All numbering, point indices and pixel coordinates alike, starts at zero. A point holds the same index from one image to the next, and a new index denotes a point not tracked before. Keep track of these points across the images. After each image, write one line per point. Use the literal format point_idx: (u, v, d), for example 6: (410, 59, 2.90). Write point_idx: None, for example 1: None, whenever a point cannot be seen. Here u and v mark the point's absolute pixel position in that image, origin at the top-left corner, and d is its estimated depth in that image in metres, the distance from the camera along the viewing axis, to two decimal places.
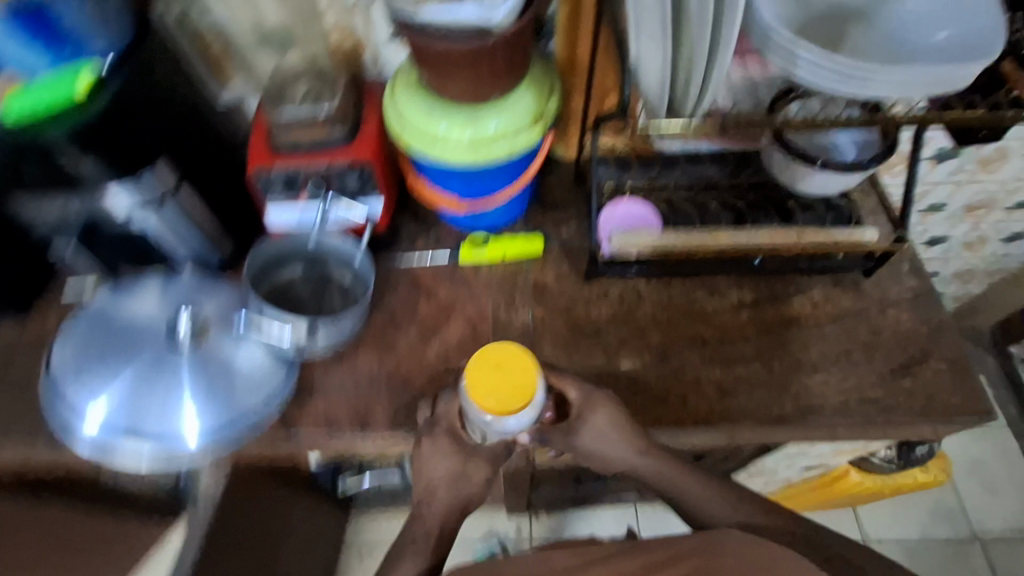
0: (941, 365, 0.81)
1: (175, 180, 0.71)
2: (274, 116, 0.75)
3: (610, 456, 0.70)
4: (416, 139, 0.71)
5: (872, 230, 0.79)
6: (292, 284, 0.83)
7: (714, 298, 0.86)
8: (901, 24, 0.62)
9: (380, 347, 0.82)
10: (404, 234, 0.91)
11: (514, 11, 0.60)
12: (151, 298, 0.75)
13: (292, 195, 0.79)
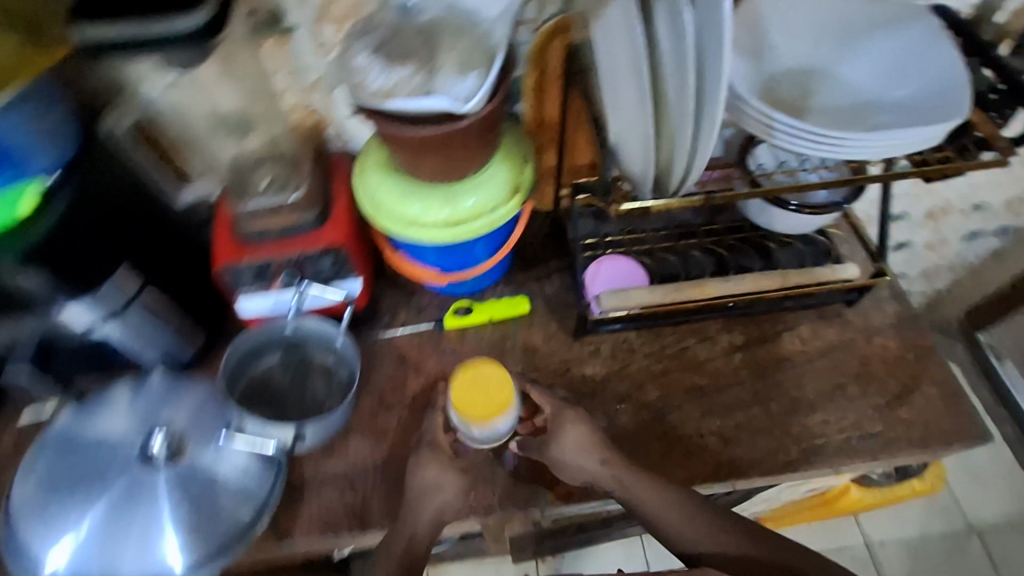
0: (932, 391, 0.82)
1: (137, 285, 0.66)
2: (237, 207, 0.71)
3: (586, 470, 0.71)
4: (391, 222, 0.69)
5: (852, 266, 0.80)
6: (271, 375, 0.79)
7: (705, 344, 0.85)
8: (864, 79, 0.63)
9: (371, 433, 0.78)
10: (383, 307, 0.87)
11: (485, 96, 0.57)
12: (118, 417, 0.70)
13: (263, 286, 0.76)
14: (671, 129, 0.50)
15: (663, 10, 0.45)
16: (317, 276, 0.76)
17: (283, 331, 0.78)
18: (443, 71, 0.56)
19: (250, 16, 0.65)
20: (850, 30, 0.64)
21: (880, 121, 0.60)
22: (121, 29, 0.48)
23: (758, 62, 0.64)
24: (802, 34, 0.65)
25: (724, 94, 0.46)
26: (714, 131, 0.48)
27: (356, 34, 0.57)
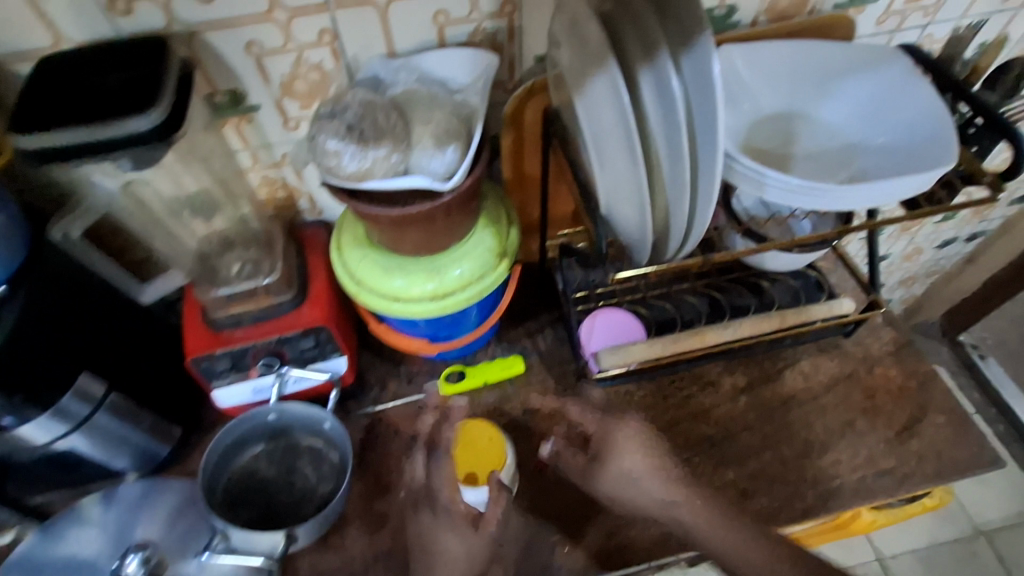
0: (939, 420, 0.80)
1: (101, 392, 0.60)
2: (207, 296, 0.68)
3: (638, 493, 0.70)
4: (375, 301, 0.66)
5: (846, 301, 0.79)
6: (256, 468, 0.72)
7: (708, 390, 0.83)
8: (845, 123, 0.64)
9: (368, 522, 0.71)
10: (370, 379, 0.82)
11: (466, 169, 0.55)
12: (89, 537, 0.65)
13: (239, 376, 0.70)
14: (664, 198, 0.47)
15: (648, 81, 0.43)
16: (298, 359, 0.71)
17: (267, 419, 0.72)
18: (417, 149, 0.55)
19: (211, 98, 0.62)
20: (827, 75, 0.64)
21: (865, 167, 0.60)
22: (69, 136, 0.45)
23: (738, 114, 0.64)
24: (779, 81, 0.65)
25: (720, 161, 0.44)
26: (711, 198, 0.45)
27: (323, 117, 0.53)
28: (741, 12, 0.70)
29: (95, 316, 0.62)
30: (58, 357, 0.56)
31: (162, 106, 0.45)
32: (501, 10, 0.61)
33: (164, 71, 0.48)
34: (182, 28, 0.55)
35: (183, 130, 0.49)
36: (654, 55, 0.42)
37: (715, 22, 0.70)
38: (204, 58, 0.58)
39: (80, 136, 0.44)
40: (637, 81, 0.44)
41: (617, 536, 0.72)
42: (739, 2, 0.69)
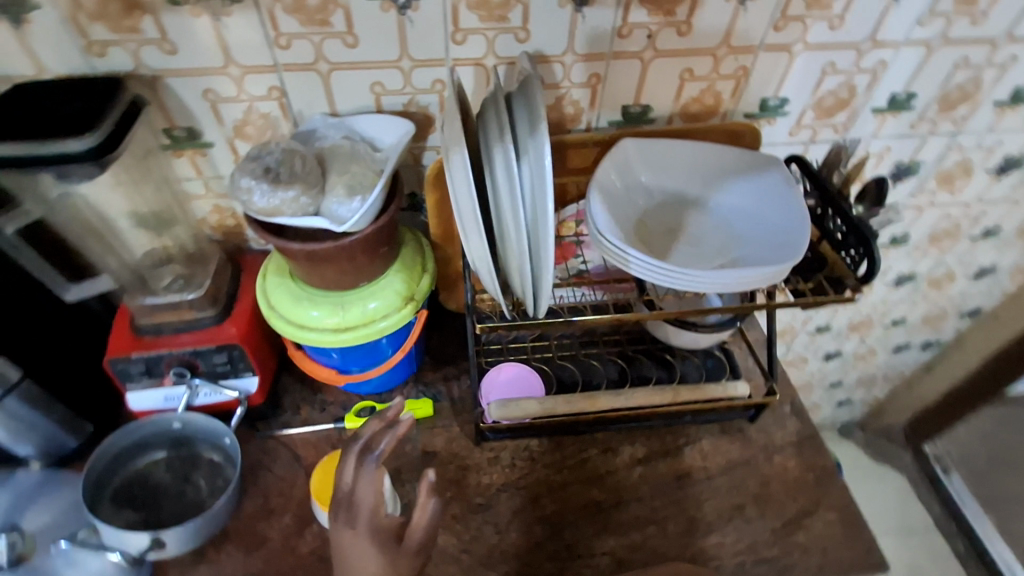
0: (831, 516, 0.81)
1: (16, 375, 0.65)
2: (137, 302, 0.73)
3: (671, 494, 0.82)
4: (286, 326, 0.71)
5: (742, 383, 0.83)
6: (152, 473, 0.75)
7: (607, 457, 0.85)
8: (728, 215, 0.70)
9: (247, 542, 0.73)
10: (287, 402, 0.86)
11: (368, 216, 0.62)
12: None
13: (153, 382, 0.75)
14: (515, 260, 0.54)
15: (498, 162, 0.51)
16: (210, 373, 0.76)
17: (171, 425, 0.76)
18: (329, 195, 0.62)
19: (168, 131, 0.70)
20: (716, 171, 0.72)
21: (738, 255, 0.66)
22: (7, 149, 0.52)
23: (634, 198, 0.70)
24: (674, 171, 0.72)
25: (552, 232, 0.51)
26: (548, 262, 0.52)
27: (249, 158, 0.61)
28: (655, 112, 0.78)
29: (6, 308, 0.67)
30: None
31: (98, 133, 0.54)
32: (430, 87, 0.70)
33: (110, 105, 0.56)
34: (147, 71, 0.64)
35: (117, 155, 0.57)
36: (503, 141, 0.50)
37: (631, 118, 0.78)
38: (166, 98, 0.67)
39: (21, 148, 0.52)
40: (492, 158, 0.51)
41: None
42: (652, 103, 0.77)
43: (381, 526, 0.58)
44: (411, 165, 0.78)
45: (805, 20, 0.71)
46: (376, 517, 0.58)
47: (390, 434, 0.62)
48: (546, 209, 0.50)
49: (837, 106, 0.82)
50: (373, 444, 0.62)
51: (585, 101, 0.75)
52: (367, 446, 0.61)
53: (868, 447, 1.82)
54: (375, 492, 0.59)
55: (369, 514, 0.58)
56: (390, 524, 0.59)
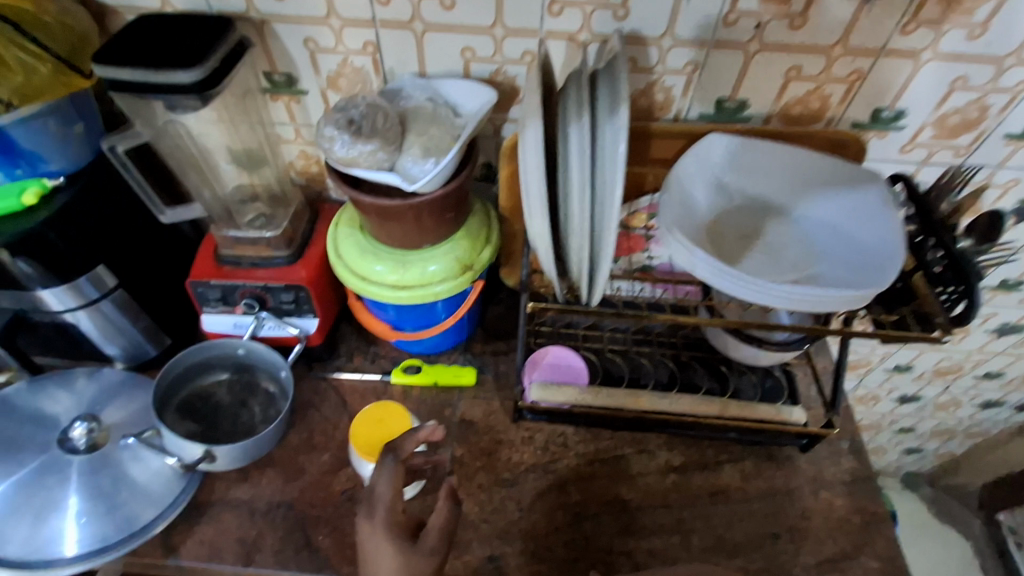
0: (872, 564, 0.76)
1: (112, 283, 0.72)
2: (220, 234, 0.78)
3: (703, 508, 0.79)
4: (349, 275, 0.74)
5: (799, 409, 0.78)
6: (214, 391, 0.81)
7: (641, 458, 0.83)
8: (812, 230, 0.65)
9: (287, 470, 0.78)
10: (343, 348, 0.91)
11: (439, 179, 0.63)
12: (63, 399, 0.75)
13: (226, 308, 0.81)
14: (576, 241, 0.53)
15: (572, 137, 0.49)
16: (277, 309, 0.81)
17: (236, 351, 0.81)
18: (405, 154, 0.63)
19: (268, 75, 0.74)
20: (807, 181, 0.66)
21: (818, 272, 0.60)
22: (128, 73, 0.57)
23: (710, 199, 0.67)
24: (760, 176, 0.67)
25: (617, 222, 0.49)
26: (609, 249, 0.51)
27: (335, 109, 0.63)
28: (752, 109, 0.73)
29: (106, 219, 0.71)
30: (83, 245, 0.68)
31: (203, 66, 0.57)
32: (520, 58, 0.69)
33: (217, 41, 0.60)
34: (256, 14, 0.68)
35: (218, 90, 0.61)
36: (581, 117, 0.48)
37: (725, 113, 0.74)
38: (271, 43, 0.70)
39: (138, 75, 0.56)
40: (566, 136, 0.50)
41: (497, 561, 0.74)
42: (749, 99, 0.72)
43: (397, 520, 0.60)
44: (491, 136, 0.78)
45: (940, 25, 0.64)
46: (395, 509, 0.60)
47: (412, 438, 0.64)
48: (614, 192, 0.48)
49: (962, 127, 0.73)
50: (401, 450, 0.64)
51: (677, 90, 0.72)
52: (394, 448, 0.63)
53: (934, 504, 1.67)
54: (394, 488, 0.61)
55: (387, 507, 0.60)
56: (404, 518, 0.61)
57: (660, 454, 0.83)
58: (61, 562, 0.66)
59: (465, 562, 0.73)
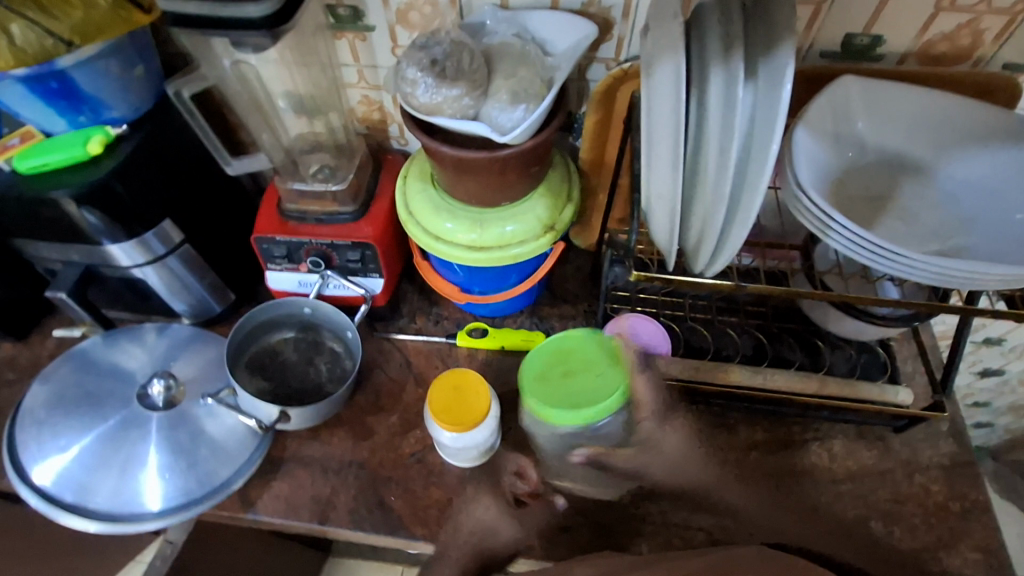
0: (973, 555, 0.70)
1: (179, 237, 0.70)
2: (286, 186, 0.74)
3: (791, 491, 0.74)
4: (421, 234, 0.68)
5: (905, 390, 0.72)
6: (281, 349, 0.79)
7: (721, 434, 0.78)
8: (959, 192, 0.56)
9: (356, 430, 0.77)
10: (405, 308, 0.87)
11: (530, 130, 0.56)
12: (136, 353, 0.75)
13: (292, 266, 0.78)
14: (696, 215, 0.48)
15: (716, 84, 0.42)
16: (342, 267, 0.77)
17: (302, 310, 0.79)
18: (490, 100, 0.57)
19: (333, 9, 0.67)
20: (955, 134, 0.57)
21: (966, 243, 0.53)
22: (194, 7, 0.51)
23: (840, 153, 0.58)
24: (899, 127, 0.58)
25: (774, 158, 0.41)
26: (754, 204, 0.44)
27: (415, 47, 0.56)
28: (887, 47, 0.62)
29: (170, 168, 0.68)
30: (149, 198, 0.65)
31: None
32: None
33: None
34: None
35: (289, 26, 0.55)
36: (729, 57, 0.42)
37: (853, 52, 0.63)
38: None
39: (205, 9, 0.51)
40: (708, 78, 0.43)
41: (569, 531, 0.72)
42: (886, 35, 0.61)
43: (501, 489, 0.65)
44: (575, 78, 0.69)
45: None
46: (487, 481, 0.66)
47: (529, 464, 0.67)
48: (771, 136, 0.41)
49: None
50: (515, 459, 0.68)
51: (800, 23, 0.61)
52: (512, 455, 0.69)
53: (998, 481, 1.44)
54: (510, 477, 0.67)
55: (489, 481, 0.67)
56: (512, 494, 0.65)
57: (742, 430, 0.78)
58: (147, 514, 0.66)
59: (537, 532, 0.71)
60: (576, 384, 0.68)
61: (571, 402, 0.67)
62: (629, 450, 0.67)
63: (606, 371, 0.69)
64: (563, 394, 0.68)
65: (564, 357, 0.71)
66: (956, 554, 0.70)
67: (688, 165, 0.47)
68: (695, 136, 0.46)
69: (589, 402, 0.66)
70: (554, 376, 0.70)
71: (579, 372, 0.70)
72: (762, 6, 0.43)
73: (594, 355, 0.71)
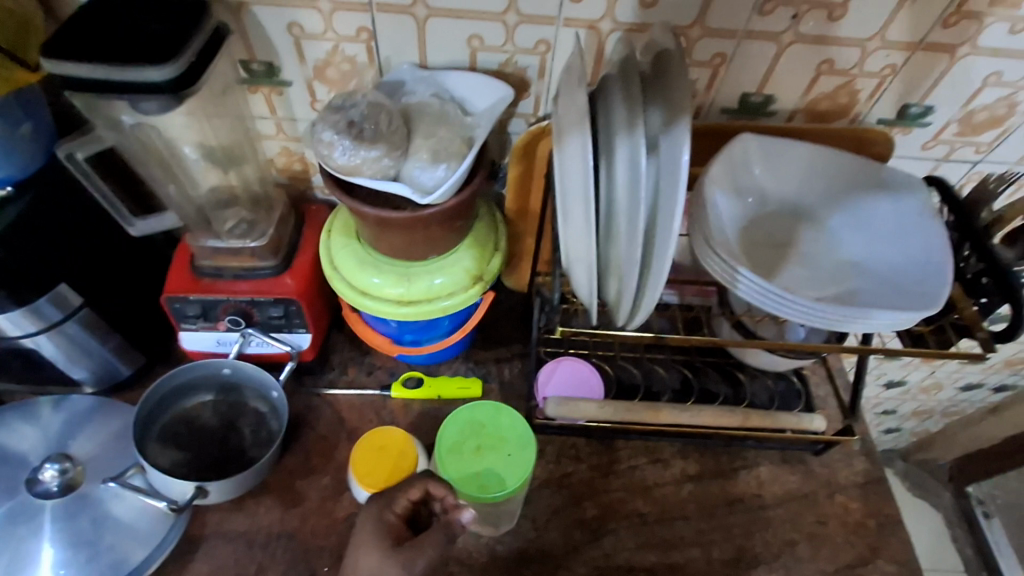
0: (889, 568, 0.75)
1: (78, 300, 0.65)
2: (199, 243, 0.70)
3: (727, 523, 0.76)
4: (346, 290, 0.67)
5: (819, 418, 0.76)
6: (198, 415, 0.73)
7: (656, 468, 0.79)
8: (849, 238, 0.62)
9: (284, 498, 0.72)
10: (335, 360, 0.84)
11: (452, 190, 0.57)
12: (27, 433, 0.67)
13: (208, 324, 0.73)
14: (613, 274, 0.50)
15: (622, 156, 0.45)
16: (265, 324, 0.74)
17: (221, 370, 0.74)
18: (412, 159, 0.57)
19: (246, 64, 0.65)
20: (842, 186, 0.63)
21: (857, 287, 0.58)
22: (87, 70, 0.49)
23: (742, 203, 0.62)
24: (792, 180, 0.64)
25: (677, 222, 0.44)
26: (664, 264, 0.46)
27: (331, 109, 0.56)
28: (778, 105, 0.68)
29: (65, 231, 0.63)
30: (38, 266, 0.60)
31: (178, 63, 0.49)
32: (533, 47, 0.62)
33: (193, 31, 0.51)
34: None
35: (194, 89, 0.53)
36: (633, 131, 0.44)
37: (749, 108, 0.69)
38: (247, 27, 0.62)
39: (100, 72, 0.48)
40: (615, 147, 0.45)
41: None
42: (777, 94, 0.67)
43: (389, 524, 0.58)
44: (496, 131, 0.71)
45: (983, 18, 0.60)
46: (385, 512, 0.59)
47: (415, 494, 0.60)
48: (674, 203, 0.43)
49: (988, 124, 0.69)
50: (428, 485, 0.60)
51: (701, 84, 0.66)
52: (428, 478, 0.60)
53: (908, 479, 1.55)
54: (408, 502, 0.60)
55: (380, 506, 0.60)
56: (395, 523, 0.59)
57: (677, 462, 0.80)
58: None
59: None
60: (487, 463, 0.63)
61: (480, 479, 0.62)
62: (597, 464, 0.79)
63: (518, 450, 0.63)
64: (475, 473, 0.62)
65: (478, 430, 0.65)
66: (874, 569, 0.75)
67: (602, 227, 0.49)
68: (607, 200, 0.48)
69: (495, 484, 0.61)
70: (467, 451, 0.64)
71: (490, 449, 0.64)
72: (663, 80, 0.46)
73: (507, 428, 0.65)
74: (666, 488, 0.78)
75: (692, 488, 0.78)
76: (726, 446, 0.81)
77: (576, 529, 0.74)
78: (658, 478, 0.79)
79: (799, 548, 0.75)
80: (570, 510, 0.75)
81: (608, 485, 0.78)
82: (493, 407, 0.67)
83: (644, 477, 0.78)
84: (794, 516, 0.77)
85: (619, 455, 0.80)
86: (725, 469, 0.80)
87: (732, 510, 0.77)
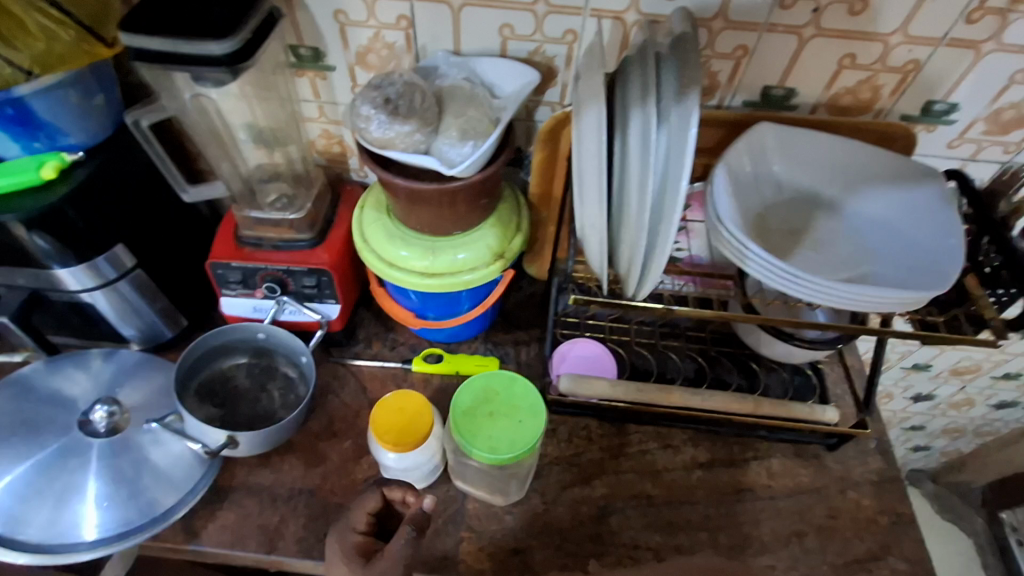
0: (900, 566, 0.74)
1: (132, 262, 0.70)
2: (242, 214, 0.75)
3: (735, 512, 0.77)
4: (376, 260, 0.71)
5: (833, 409, 0.77)
6: (232, 377, 0.78)
7: (667, 453, 0.81)
8: (864, 225, 0.63)
9: (307, 457, 0.77)
10: (362, 334, 0.88)
11: (479, 163, 0.61)
12: (80, 380, 0.73)
13: (246, 291, 0.78)
14: (624, 243, 0.53)
15: (635, 127, 0.48)
16: (298, 293, 0.78)
17: (256, 335, 0.79)
18: (441, 136, 0.61)
19: (295, 48, 0.71)
20: (860, 175, 0.64)
21: (871, 271, 0.59)
22: (158, 44, 0.54)
23: (759, 190, 0.64)
24: (810, 168, 0.65)
25: (684, 191, 0.46)
26: (671, 231, 0.48)
27: (371, 87, 0.60)
28: (800, 98, 0.70)
29: (126, 194, 0.69)
30: (101, 222, 0.66)
31: (237, 39, 0.54)
32: (561, 37, 0.66)
33: (251, 12, 0.57)
34: None
35: (248, 63, 0.58)
36: (646, 105, 0.47)
37: (772, 101, 0.71)
38: (298, 14, 0.67)
39: (167, 45, 0.54)
40: (629, 121, 0.48)
41: (521, 555, 0.72)
42: (798, 88, 0.69)
43: (355, 542, 0.63)
44: (523, 118, 0.75)
45: (1008, 14, 0.60)
46: (349, 533, 0.63)
47: (361, 509, 0.64)
48: (682, 172, 0.46)
49: (1015, 122, 0.69)
50: (384, 491, 0.64)
51: (724, 75, 0.68)
52: (382, 485, 0.64)
53: (937, 501, 1.51)
54: (369, 516, 0.64)
55: (343, 531, 0.64)
56: (363, 538, 0.63)
57: (688, 447, 0.81)
58: (83, 547, 0.64)
59: (488, 555, 0.72)
60: (498, 428, 0.65)
61: (490, 447, 0.63)
62: (607, 447, 0.81)
63: (529, 418, 0.66)
64: (486, 438, 0.64)
65: (492, 398, 0.68)
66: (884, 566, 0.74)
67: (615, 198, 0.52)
68: (621, 172, 0.51)
69: (506, 446, 0.64)
70: (480, 415, 0.67)
71: (503, 415, 0.67)
72: (679, 60, 0.49)
73: (515, 400, 0.68)
74: (676, 473, 0.79)
75: (701, 474, 0.79)
76: (738, 436, 0.82)
77: (584, 506, 0.76)
78: (668, 463, 0.80)
79: (807, 540, 0.75)
80: (578, 487, 0.77)
81: (616, 466, 0.79)
82: (508, 377, 0.70)
83: (653, 459, 0.80)
84: (802, 507, 0.78)
85: (630, 438, 0.82)
86: (736, 459, 0.81)
87: (741, 497, 0.78)
